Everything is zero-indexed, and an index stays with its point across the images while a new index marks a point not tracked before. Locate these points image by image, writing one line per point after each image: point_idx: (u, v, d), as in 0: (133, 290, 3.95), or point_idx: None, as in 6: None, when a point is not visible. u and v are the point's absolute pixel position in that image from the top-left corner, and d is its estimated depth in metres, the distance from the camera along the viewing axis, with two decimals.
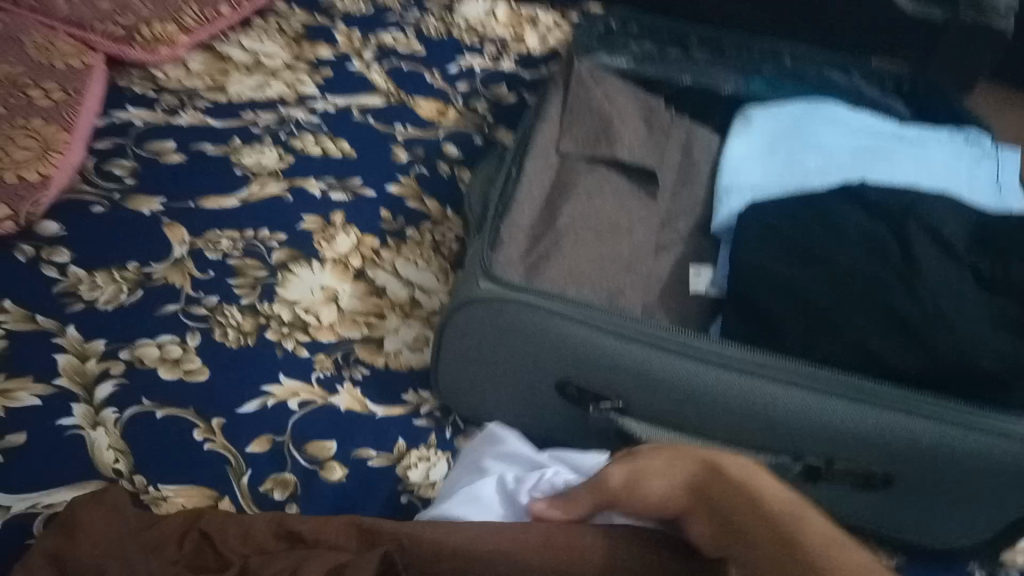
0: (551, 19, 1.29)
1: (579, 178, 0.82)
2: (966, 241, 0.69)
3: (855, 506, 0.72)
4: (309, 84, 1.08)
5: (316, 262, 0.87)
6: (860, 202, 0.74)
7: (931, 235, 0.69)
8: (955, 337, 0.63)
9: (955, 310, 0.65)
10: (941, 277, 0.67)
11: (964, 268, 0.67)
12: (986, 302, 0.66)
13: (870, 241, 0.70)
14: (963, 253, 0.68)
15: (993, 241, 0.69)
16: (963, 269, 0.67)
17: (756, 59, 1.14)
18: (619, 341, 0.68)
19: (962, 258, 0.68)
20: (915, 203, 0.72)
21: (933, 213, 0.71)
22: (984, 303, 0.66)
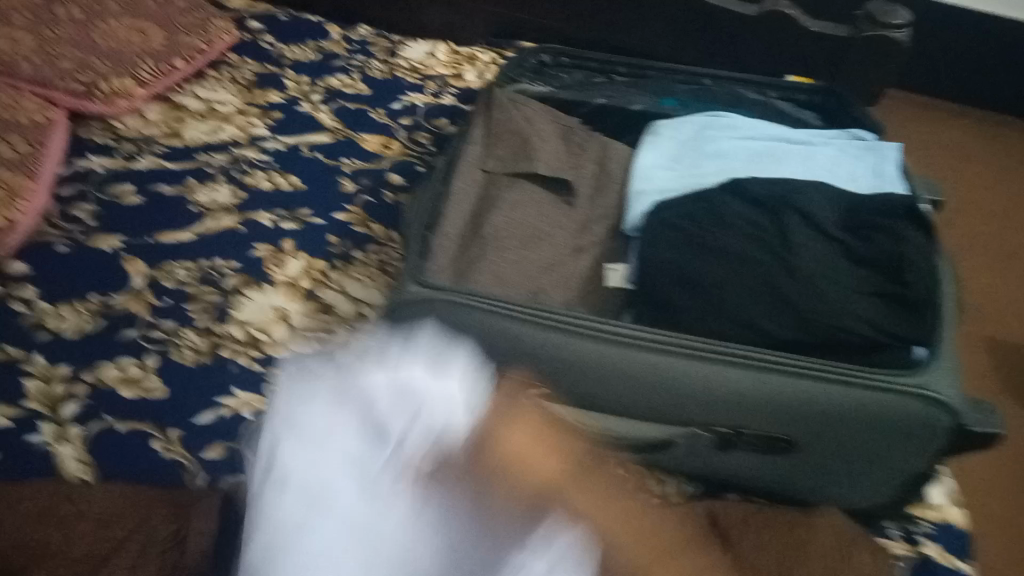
0: (489, 56, 1.38)
1: (502, 193, 0.89)
2: (838, 220, 0.77)
3: (772, 474, 0.78)
4: (261, 126, 1.16)
5: (267, 285, 0.94)
6: (742, 195, 0.81)
7: (804, 218, 0.77)
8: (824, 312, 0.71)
9: (823, 286, 0.72)
10: (816, 256, 0.74)
11: (838, 245, 0.75)
12: (859, 275, 0.73)
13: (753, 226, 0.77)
14: (835, 232, 0.76)
15: (863, 222, 0.77)
16: (837, 246, 0.75)
17: (672, 79, 1.24)
18: (545, 329, 0.74)
19: (839, 239, 0.75)
20: (794, 190, 0.79)
21: (808, 200, 0.78)
22: (858, 276, 0.73)
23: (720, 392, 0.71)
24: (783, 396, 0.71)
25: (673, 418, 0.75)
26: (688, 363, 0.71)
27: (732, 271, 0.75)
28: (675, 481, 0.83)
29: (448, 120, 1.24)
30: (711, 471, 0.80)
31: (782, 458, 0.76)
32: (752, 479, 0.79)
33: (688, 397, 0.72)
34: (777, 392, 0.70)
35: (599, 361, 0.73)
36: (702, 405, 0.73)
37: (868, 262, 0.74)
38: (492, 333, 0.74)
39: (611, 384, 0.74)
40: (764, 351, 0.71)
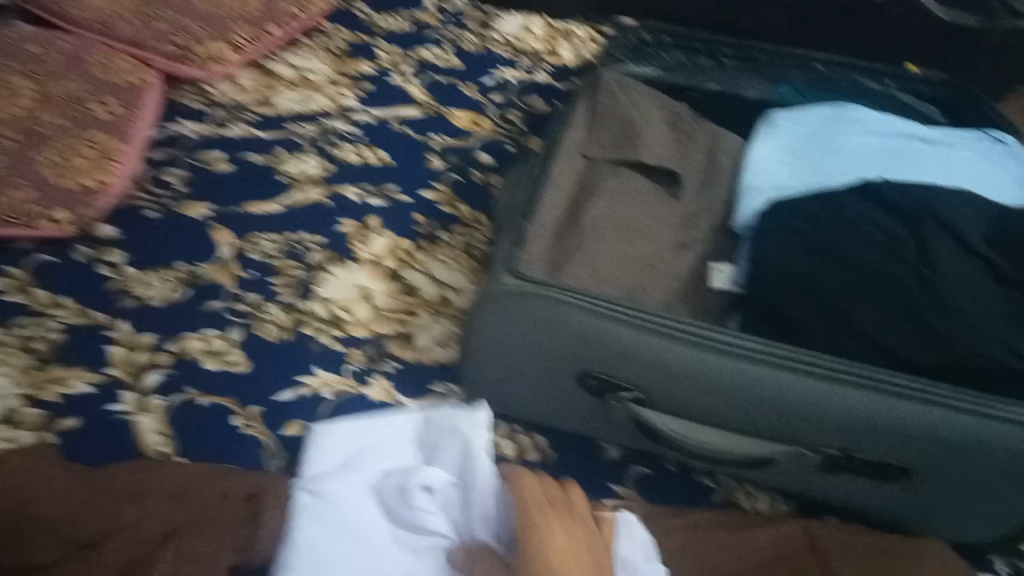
0: (585, 32, 1.32)
1: (603, 180, 0.84)
2: (980, 233, 0.70)
3: (880, 501, 0.72)
4: (351, 97, 1.13)
5: (353, 263, 0.91)
6: (874, 198, 0.74)
7: (941, 228, 0.70)
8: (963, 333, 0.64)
9: (962, 306, 0.65)
10: (954, 273, 0.67)
11: (977, 262, 0.68)
12: (998, 296, 0.67)
13: (880, 233, 0.71)
14: (975, 247, 0.69)
15: (1010, 238, 0.69)
16: (977, 262, 0.68)
17: (785, 65, 1.16)
18: (643, 332, 0.69)
19: (978, 254, 0.69)
20: (929, 195, 0.72)
21: (946, 208, 0.71)
22: (996, 297, 0.67)
23: (831, 412, 0.66)
24: (900, 422, 0.65)
25: (778, 434, 0.70)
26: (798, 379, 0.66)
27: (857, 282, 0.69)
28: (766, 497, 0.78)
29: (541, 98, 1.19)
30: (810, 491, 0.75)
31: (892, 484, 0.70)
32: (855, 503, 0.74)
33: (800, 415, 0.67)
34: (894, 417, 0.64)
35: (700, 370, 0.68)
36: (813, 424, 0.67)
37: (1011, 283, 0.67)
38: (590, 331, 0.70)
39: (710, 393, 0.69)
40: (882, 372, 0.65)
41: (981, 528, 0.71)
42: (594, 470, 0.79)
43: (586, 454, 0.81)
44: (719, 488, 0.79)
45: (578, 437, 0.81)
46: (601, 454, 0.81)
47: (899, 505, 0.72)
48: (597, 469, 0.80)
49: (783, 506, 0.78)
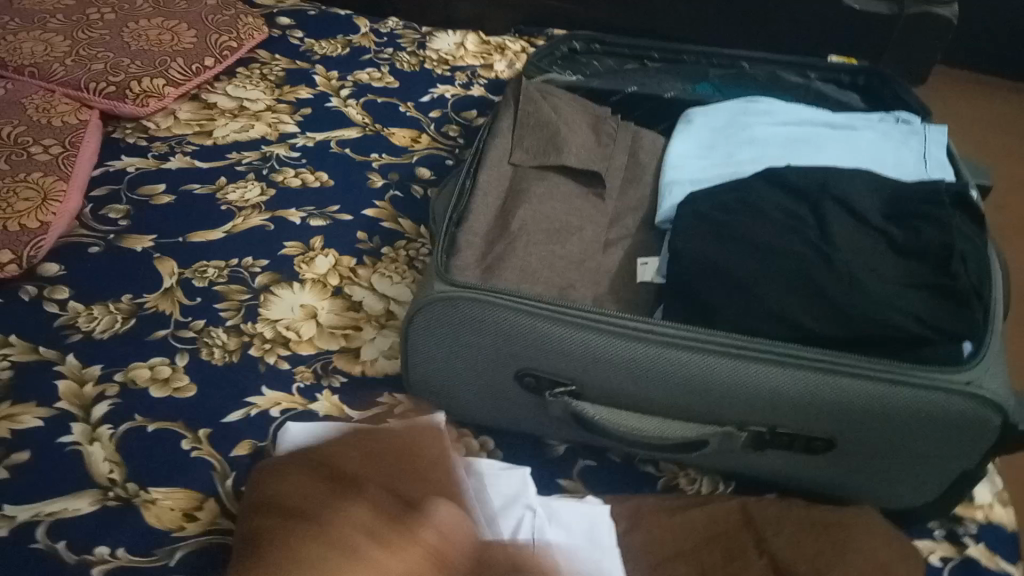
0: (520, 45, 1.36)
1: (531, 185, 0.88)
2: (875, 210, 0.74)
3: (812, 473, 0.75)
4: (290, 122, 1.16)
5: (296, 283, 0.93)
6: (779, 185, 0.78)
7: (838, 208, 0.74)
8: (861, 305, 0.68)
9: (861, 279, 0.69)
10: (857, 250, 0.71)
11: (876, 235, 0.72)
12: (896, 267, 0.70)
13: (785, 217, 0.74)
14: (873, 222, 0.72)
15: (907, 213, 0.74)
16: (875, 236, 0.72)
17: (708, 69, 1.21)
18: (569, 325, 0.72)
19: (874, 230, 0.72)
20: (826, 180, 0.77)
21: (843, 191, 0.75)
22: (894, 269, 0.70)
23: (747, 389, 0.69)
24: (811, 395, 0.68)
25: (705, 415, 0.72)
26: (714, 361, 0.69)
27: (769, 262, 0.72)
28: (706, 480, 0.81)
29: (477, 111, 1.22)
30: (743, 471, 0.77)
31: (817, 456, 0.73)
32: (787, 479, 0.77)
33: (723, 393, 0.70)
34: (805, 390, 0.68)
35: (623, 358, 0.71)
36: (737, 402, 0.70)
37: (911, 252, 0.71)
38: (521, 329, 0.73)
39: (636, 381, 0.72)
40: (792, 346, 0.68)
41: (910, 493, 0.74)
42: (539, 462, 0.81)
43: (533, 452, 0.82)
44: (661, 473, 0.81)
45: (525, 435, 0.83)
46: (548, 449, 0.83)
47: (829, 476, 0.75)
48: (543, 461, 0.82)
49: (724, 487, 0.80)
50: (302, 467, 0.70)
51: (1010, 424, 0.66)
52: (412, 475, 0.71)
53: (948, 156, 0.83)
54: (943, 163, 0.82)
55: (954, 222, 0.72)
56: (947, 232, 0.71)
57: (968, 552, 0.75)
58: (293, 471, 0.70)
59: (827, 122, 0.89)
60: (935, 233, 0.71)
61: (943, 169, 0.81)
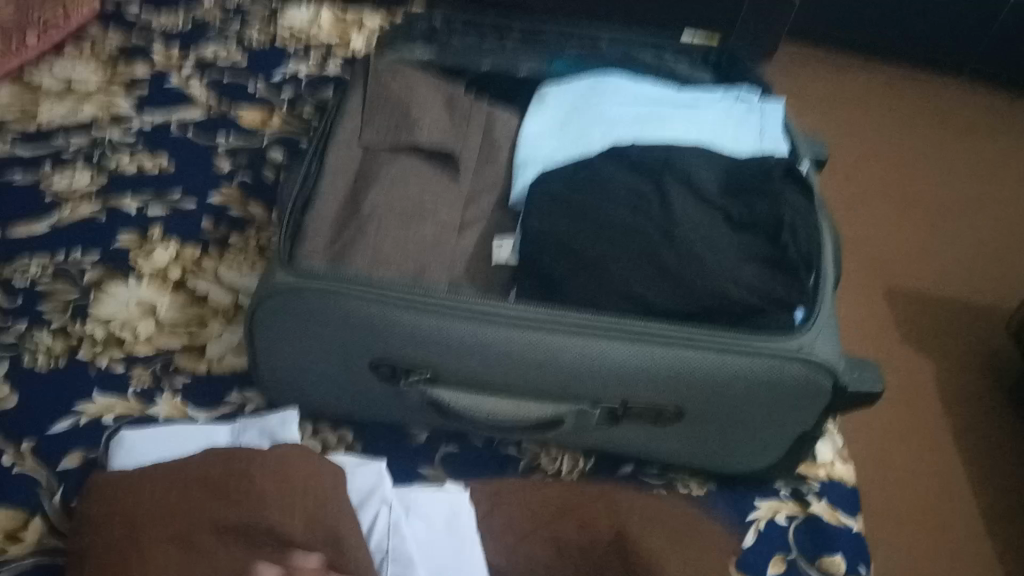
0: (378, 21, 1.32)
1: (380, 167, 0.85)
2: (717, 184, 0.75)
3: (665, 443, 0.77)
4: (125, 102, 1.08)
5: (133, 278, 0.87)
6: (627, 161, 0.78)
7: (683, 184, 0.75)
8: (701, 279, 0.69)
9: (702, 253, 0.70)
10: (699, 225, 0.72)
11: (716, 210, 0.73)
12: (736, 240, 0.72)
13: (632, 195, 0.74)
14: (714, 197, 0.74)
15: (744, 187, 0.75)
16: (715, 211, 0.73)
17: (570, 45, 1.21)
18: (419, 311, 0.70)
19: (716, 204, 0.74)
20: (672, 156, 0.77)
21: (688, 166, 0.76)
22: (734, 241, 0.72)
23: (597, 366, 0.69)
24: (657, 368, 0.69)
25: (559, 394, 0.72)
26: (564, 340, 0.69)
27: (616, 239, 0.72)
28: (567, 458, 0.81)
29: (332, 89, 1.17)
30: (600, 446, 0.78)
31: (668, 428, 0.74)
32: (642, 452, 0.78)
33: (574, 371, 0.70)
34: (652, 363, 0.69)
35: (475, 341, 0.70)
36: (588, 380, 0.70)
37: (748, 224, 0.73)
38: (369, 316, 0.71)
39: (489, 364, 0.71)
40: (640, 320, 0.69)
41: (756, 456, 0.77)
42: (397, 452, 0.79)
43: (392, 442, 0.80)
44: (523, 454, 0.81)
45: (384, 426, 0.81)
46: (408, 437, 0.81)
47: (681, 445, 0.77)
48: (402, 451, 0.80)
49: (585, 462, 0.81)
50: (191, 520, 0.62)
51: (840, 386, 0.69)
52: (284, 509, 0.65)
53: (785, 131, 0.86)
54: (779, 138, 0.85)
55: (787, 194, 0.74)
56: (781, 203, 0.73)
57: (811, 509, 0.79)
58: (180, 525, 0.62)
59: (675, 98, 0.90)
60: (770, 205, 0.73)
61: (779, 144, 0.83)
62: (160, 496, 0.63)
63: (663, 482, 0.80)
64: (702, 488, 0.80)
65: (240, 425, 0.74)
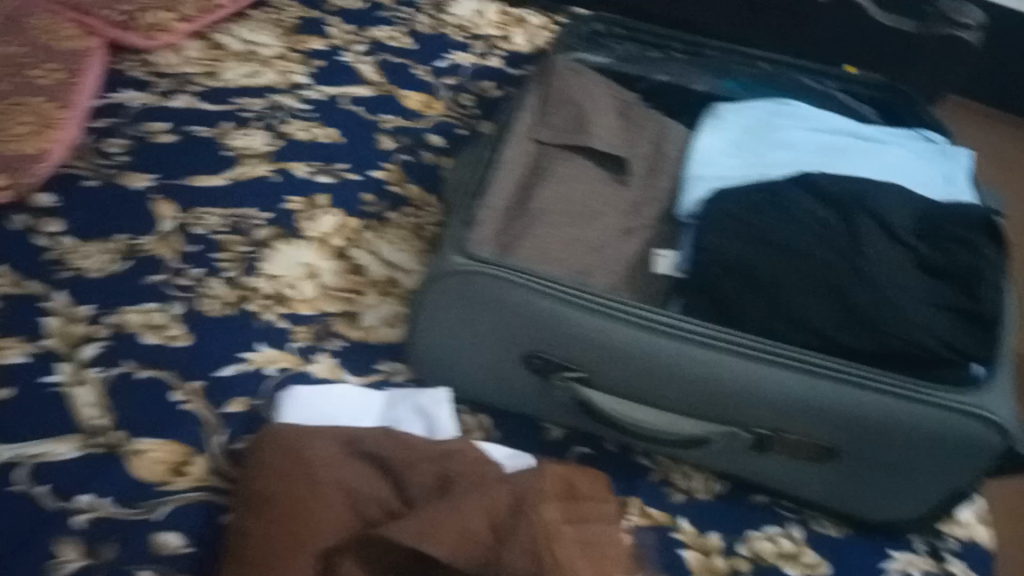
0: (541, 20, 1.33)
1: (554, 166, 0.86)
2: (907, 223, 0.72)
3: (809, 480, 0.75)
4: (301, 73, 1.12)
5: (299, 240, 0.90)
6: (811, 188, 0.76)
7: (873, 218, 0.72)
8: (881, 318, 0.67)
9: (886, 292, 0.68)
10: (886, 264, 0.70)
11: (904, 250, 0.71)
12: (922, 283, 0.69)
13: (816, 222, 0.73)
14: (903, 236, 0.71)
15: (935, 229, 0.72)
16: (903, 251, 0.71)
17: (738, 63, 1.20)
18: (587, 311, 0.71)
19: (906, 243, 0.71)
20: (860, 189, 0.75)
21: (878, 201, 0.73)
22: (919, 284, 0.69)
23: (757, 392, 0.69)
24: (820, 402, 0.68)
25: (712, 413, 0.72)
26: (728, 361, 0.68)
27: (798, 266, 0.70)
28: (699, 477, 0.80)
29: (491, 82, 1.20)
30: (738, 471, 0.77)
31: (818, 463, 0.72)
32: (782, 484, 0.77)
33: (735, 393, 0.69)
34: (815, 396, 0.68)
35: (637, 348, 0.70)
36: (748, 403, 0.70)
37: (937, 267, 0.70)
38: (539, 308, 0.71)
39: (646, 374, 0.71)
40: (809, 352, 0.68)
41: (903, 508, 0.74)
42: (535, 447, 0.80)
43: (528, 435, 0.81)
44: (655, 467, 0.80)
45: (522, 417, 0.82)
46: (544, 434, 0.82)
47: (826, 484, 0.75)
48: (538, 446, 0.81)
49: (717, 485, 0.79)
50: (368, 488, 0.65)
51: (1014, 450, 0.67)
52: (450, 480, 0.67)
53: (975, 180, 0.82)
54: (970, 186, 0.81)
55: (982, 244, 0.71)
56: (977, 253, 0.70)
57: (948, 567, 0.76)
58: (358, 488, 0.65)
59: (858, 131, 0.88)
60: (965, 253, 0.70)
61: (969, 193, 0.80)
62: (335, 460, 0.66)
63: (798, 517, 0.78)
64: (838, 531, 0.77)
65: (391, 395, 0.78)
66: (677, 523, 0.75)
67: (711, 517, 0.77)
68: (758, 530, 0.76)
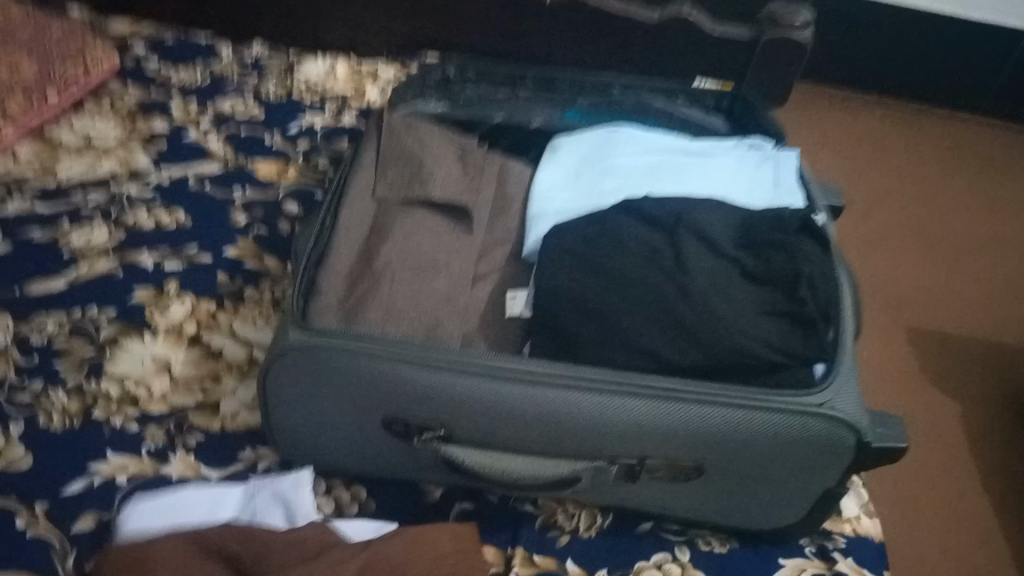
0: (393, 69, 1.33)
1: (396, 222, 0.85)
2: (730, 236, 0.75)
3: (685, 501, 0.75)
4: (143, 157, 1.09)
5: (148, 334, 0.87)
6: (639, 214, 0.77)
7: (697, 236, 0.74)
8: (716, 334, 0.68)
9: (718, 306, 0.69)
10: (713, 280, 0.71)
11: (730, 263, 0.72)
12: (750, 293, 0.71)
13: (645, 248, 0.74)
14: (728, 249, 0.73)
15: (757, 238, 0.74)
16: (730, 264, 0.72)
17: (586, 91, 1.25)
18: (432, 369, 0.70)
19: (731, 256, 0.73)
20: (682, 210, 0.77)
21: (700, 218, 0.75)
22: (748, 294, 0.71)
23: (613, 423, 0.68)
24: (675, 425, 0.68)
25: (575, 451, 0.71)
26: (578, 397, 0.68)
27: (631, 294, 0.71)
28: (583, 514, 0.79)
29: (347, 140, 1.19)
30: (617, 504, 0.77)
31: (689, 483, 0.72)
32: (662, 508, 0.76)
33: (590, 429, 0.69)
34: (668, 420, 0.67)
35: (488, 397, 0.69)
36: (606, 437, 0.69)
37: (764, 275, 0.72)
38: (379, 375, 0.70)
39: (503, 422, 0.70)
40: (655, 377, 0.68)
41: (779, 513, 0.75)
42: (413, 512, 0.78)
43: (405, 499, 0.79)
44: (539, 512, 0.79)
45: (398, 483, 0.80)
46: (422, 496, 0.79)
47: (701, 502, 0.74)
48: (417, 510, 0.78)
49: (601, 519, 0.79)
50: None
51: (863, 442, 0.68)
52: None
53: (801, 181, 0.86)
54: (795, 187, 0.84)
55: (800, 246, 0.73)
56: (796, 257, 0.72)
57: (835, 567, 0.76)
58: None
59: (688, 148, 0.91)
60: (784, 258, 0.72)
61: (795, 193, 0.83)
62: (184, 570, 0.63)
63: (684, 539, 0.78)
64: (723, 547, 0.77)
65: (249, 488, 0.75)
66: (562, 567, 0.74)
67: (597, 554, 0.76)
68: (644, 560, 0.75)
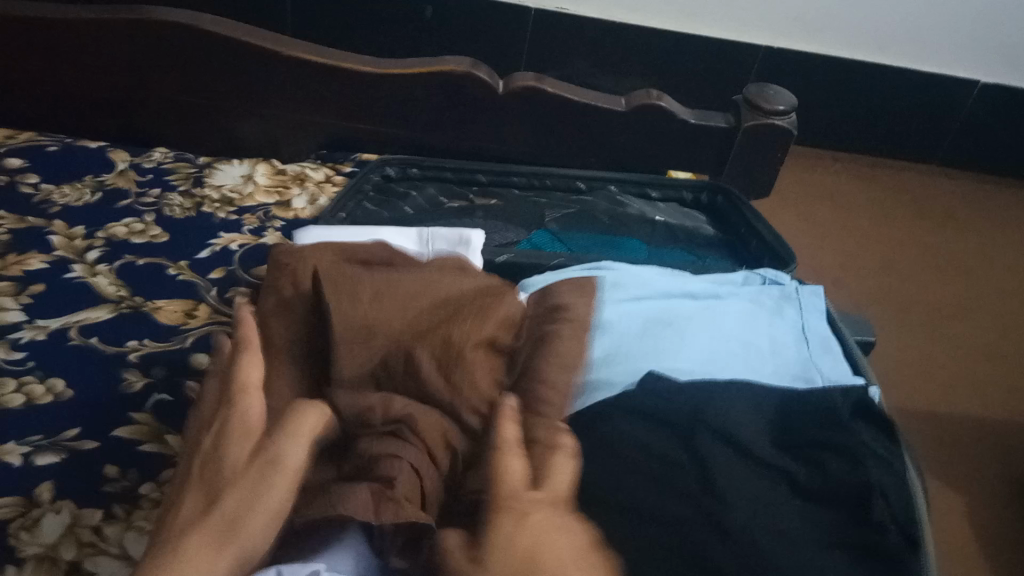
0: (323, 173, 1.15)
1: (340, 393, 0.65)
2: (767, 432, 0.62)
3: None
4: (14, 306, 0.88)
5: (9, 567, 0.65)
6: (660, 397, 0.62)
7: (732, 436, 0.60)
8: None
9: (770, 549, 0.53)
10: (765, 500, 0.57)
11: (772, 473, 0.59)
12: (799, 512, 0.57)
13: (674, 454, 0.59)
14: (772, 455, 0.60)
15: (805, 438, 0.62)
16: (770, 475, 0.59)
17: (546, 201, 1.14)
18: None
19: (778, 463, 0.59)
20: (708, 389, 0.64)
21: (733, 407, 0.62)
22: (796, 513, 0.57)
23: None
24: None
25: None
26: None
27: (677, 520, 0.55)
28: None
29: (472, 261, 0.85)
30: None
31: None
32: None
33: None
34: None
35: None
36: None
37: (818, 489, 0.58)
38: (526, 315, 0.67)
39: None
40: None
41: None
42: None
43: None
44: None
45: None
46: None
47: None
48: None
49: None
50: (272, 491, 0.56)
51: None
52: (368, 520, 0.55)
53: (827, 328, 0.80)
54: (822, 339, 0.77)
55: (859, 448, 0.61)
56: (860, 467, 0.59)
57: None
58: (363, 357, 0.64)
59: (692, 289, 0.81)
60: (845, 466, 0.59)
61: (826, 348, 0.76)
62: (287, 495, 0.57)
63: None
64: None
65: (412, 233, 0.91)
66: None
67: None
68: None
